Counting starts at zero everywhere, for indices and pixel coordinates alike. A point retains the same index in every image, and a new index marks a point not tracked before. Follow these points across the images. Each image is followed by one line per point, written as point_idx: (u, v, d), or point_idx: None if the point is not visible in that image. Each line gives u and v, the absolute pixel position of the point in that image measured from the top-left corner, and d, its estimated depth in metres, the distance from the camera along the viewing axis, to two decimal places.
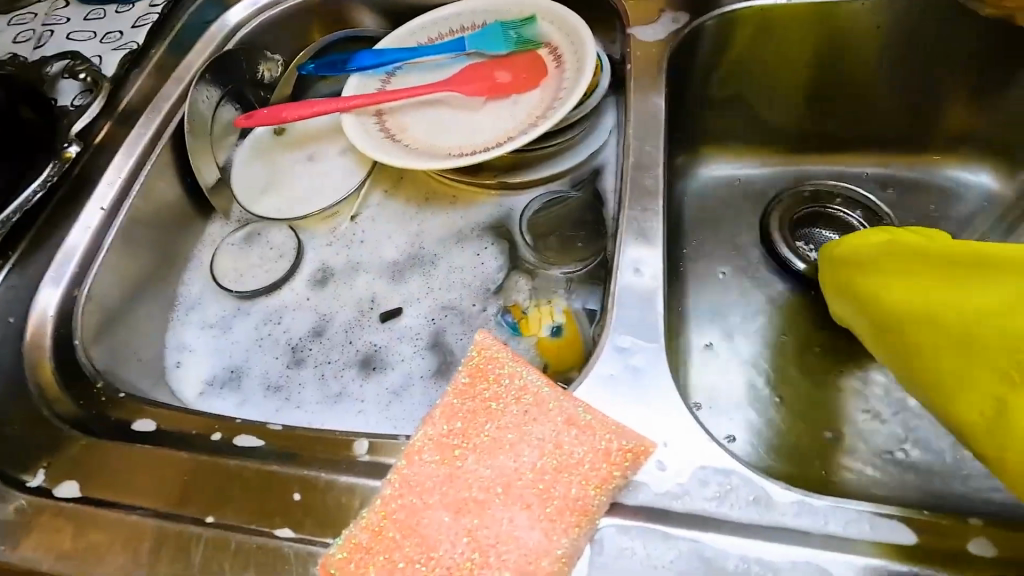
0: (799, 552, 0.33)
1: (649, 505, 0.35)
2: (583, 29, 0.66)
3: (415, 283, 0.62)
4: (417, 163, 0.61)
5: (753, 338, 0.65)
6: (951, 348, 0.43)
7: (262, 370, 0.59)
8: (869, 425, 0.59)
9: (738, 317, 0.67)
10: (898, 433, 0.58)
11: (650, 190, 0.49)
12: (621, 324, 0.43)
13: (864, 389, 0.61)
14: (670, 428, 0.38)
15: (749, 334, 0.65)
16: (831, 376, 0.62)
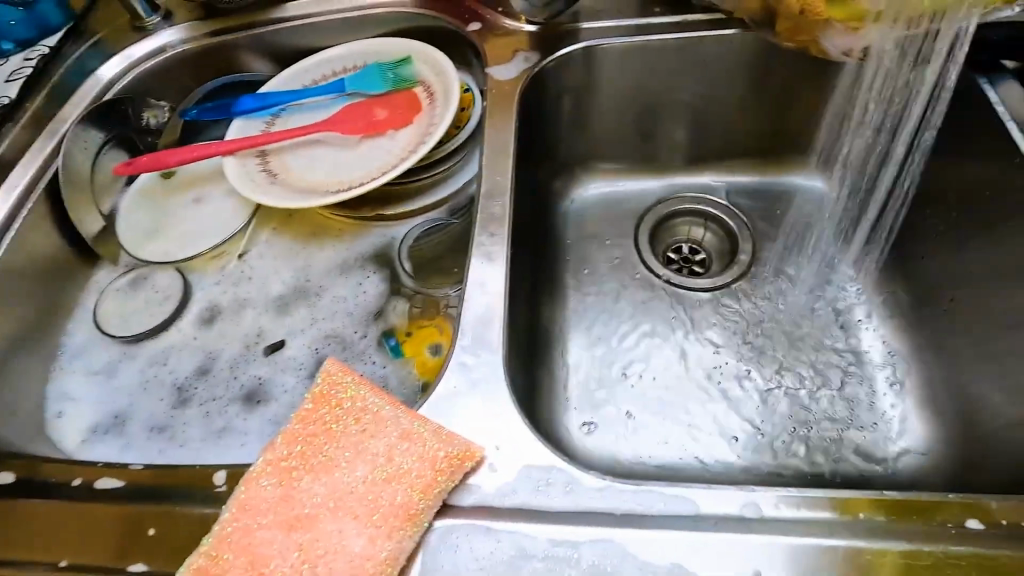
0: (602, 532, 0.37)
1: (478, 504, 0.39)
2: (451, 69, 0.72)
3: (300, 314, 0.64)
4: (293, 203, 0.65)
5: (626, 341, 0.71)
6: None
7: (146, 412, 0.60)
8: (725, 414, 0.66)
9: (612, 323, 0.73)
10: (752, 421, 0.66)
11: (497, 217, 0.54)
12: (466, 342, 0.47)
13: (720, 381, 0.68)
14: (502, 432, 0.42)
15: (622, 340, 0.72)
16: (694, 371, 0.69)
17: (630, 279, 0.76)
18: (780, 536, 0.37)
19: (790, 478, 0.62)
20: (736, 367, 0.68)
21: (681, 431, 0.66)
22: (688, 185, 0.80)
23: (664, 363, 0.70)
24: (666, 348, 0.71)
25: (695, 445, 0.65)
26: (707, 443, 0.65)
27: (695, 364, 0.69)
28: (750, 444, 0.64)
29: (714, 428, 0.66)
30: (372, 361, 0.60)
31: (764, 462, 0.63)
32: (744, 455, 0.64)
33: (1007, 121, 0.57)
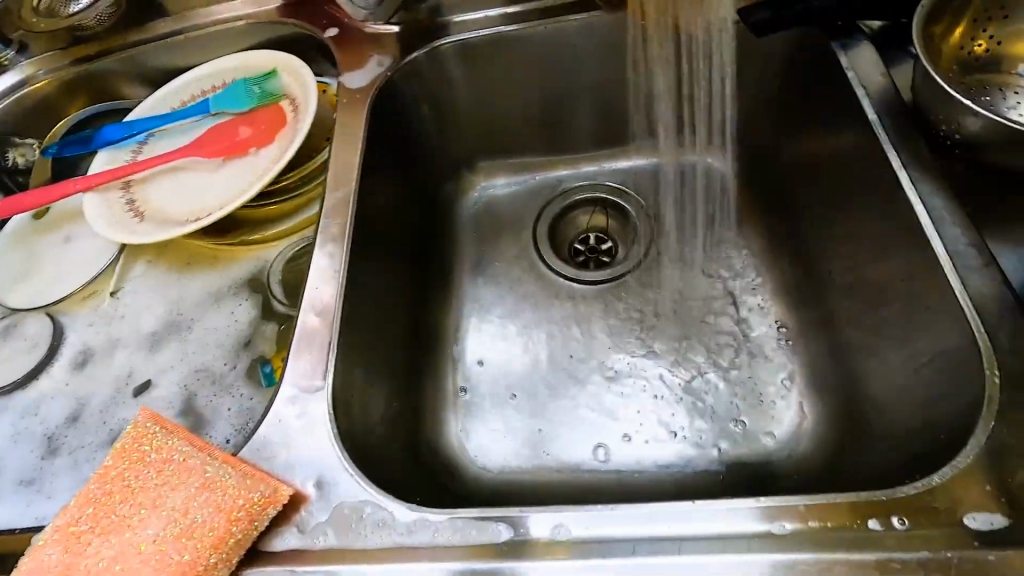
0: (409, 567, 0.37)
1: (289, 549, 0.38)
2: (311, 78, 0.69)
3: (171, 350, 0.63)
4: (151, 237, 0.63)
5: (515, 344, 0.69)
6: None
7: (14, 466, 0.59)
8: (616, 411, 0.64)
9: (505, 325, 0.71)
10: (644, 414, 0.64)
11: (337, 237, 0.52)
12: (292, 375, 0.45)
13: (612, 376, 0.66)
14: (320, 470, 0.41)
15: (516, 343, 0.69)
16: (585, 369, 0.67)
17: (524, 278, 0.73)
18: (582, 552, 0.37)
19: (679, 472, 0.61)
20: (628, 360, 0.67)
21: (572, 431, 0.64)
22: (578, 175, 0.77)
23: (556, 363, 0.68)
24: (558, 346, 0.69)
25: (584, 445, 0.63)
26: (599, 444, 0.63)
27: (586, 361, 0.67)
28: (639, 440, 0.63)
29: (605, 428, 0.64)
30: (240, 393, 0.59)
31: (653, 457, 0.62)
32: (634, 452, 0.62)
33: (857, 88, 0.54)
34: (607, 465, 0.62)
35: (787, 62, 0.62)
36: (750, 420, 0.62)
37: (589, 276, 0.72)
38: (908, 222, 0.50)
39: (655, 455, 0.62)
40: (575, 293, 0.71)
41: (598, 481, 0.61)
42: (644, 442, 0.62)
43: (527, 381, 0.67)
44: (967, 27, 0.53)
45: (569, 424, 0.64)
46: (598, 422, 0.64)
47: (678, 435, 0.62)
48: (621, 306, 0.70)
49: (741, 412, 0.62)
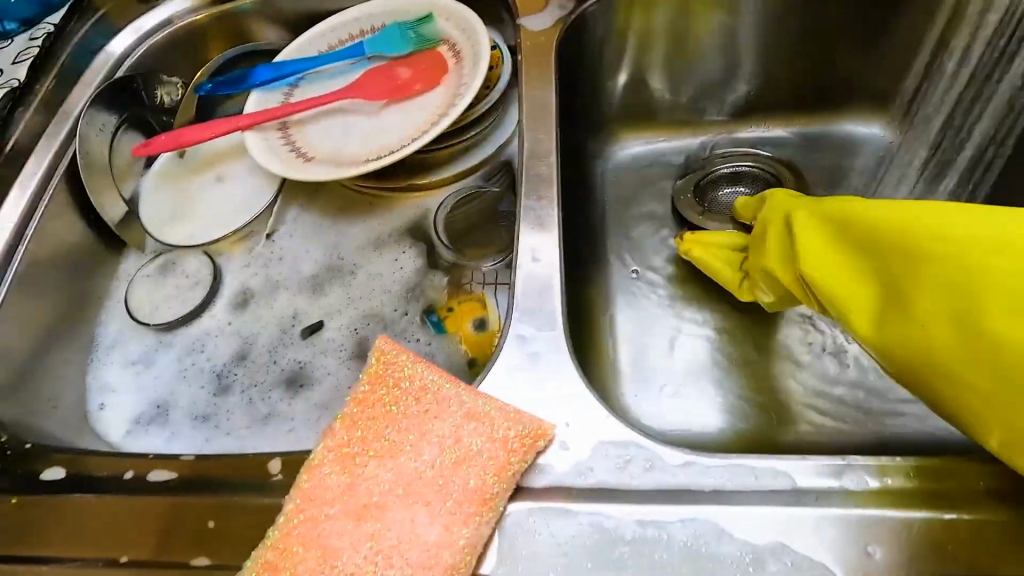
0: (692, 509, 0.35)
1: (555, 485, 0.37)
2: (478, 24, 0.66)
3: (334, 294, 0.62)
4: (322, 178, 0.61)
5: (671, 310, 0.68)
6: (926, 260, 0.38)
7: (187, 400, 0.58)
8: (782, 383, 0.63)
9: (660, 288, 0.69)
10: (812, 389, 0.63)
11: (546, 180, 0.50)
12: (523, 315, 0.44)
13: (775, 350, 0.65)
14: (571, 408, 0.40)
15: (672, 307, 0.68)
16: (746, 337, 0.66)
17: (677, 243, 0.71)
18: (877, 506, 0.35)
19: (854, 442, 0.60)
20: (792, 330, 0.66)
21: (740, 400, 0.62)
22: (734, 140, 0.75)
23: (717, 329, 0.66)
24: (717, 313, 0.67)
25: (752, 413, 0.62)
26: (770, 414, 0.61)
27: (748, 331, 0.66)
28: (810, 410, 0.61)
29: (776, 398, 0.62)
30: (416, 339, 0.58)
31: (826, 429, 0.60)
32: (806, 423, 0.61)
33: None
34: (774, 434, 0.61)
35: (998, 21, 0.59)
36: None
37: None
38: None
39: (828, 429, 0.61)
40: None
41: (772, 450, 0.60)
42: (815, 415, 0.61)
43: (686, 346, 0.66)
44: None
45: (735, 392, 0.63)
46: (764, 391, 0.63)
47: (844, 409, 0.61)
48: None
49: None
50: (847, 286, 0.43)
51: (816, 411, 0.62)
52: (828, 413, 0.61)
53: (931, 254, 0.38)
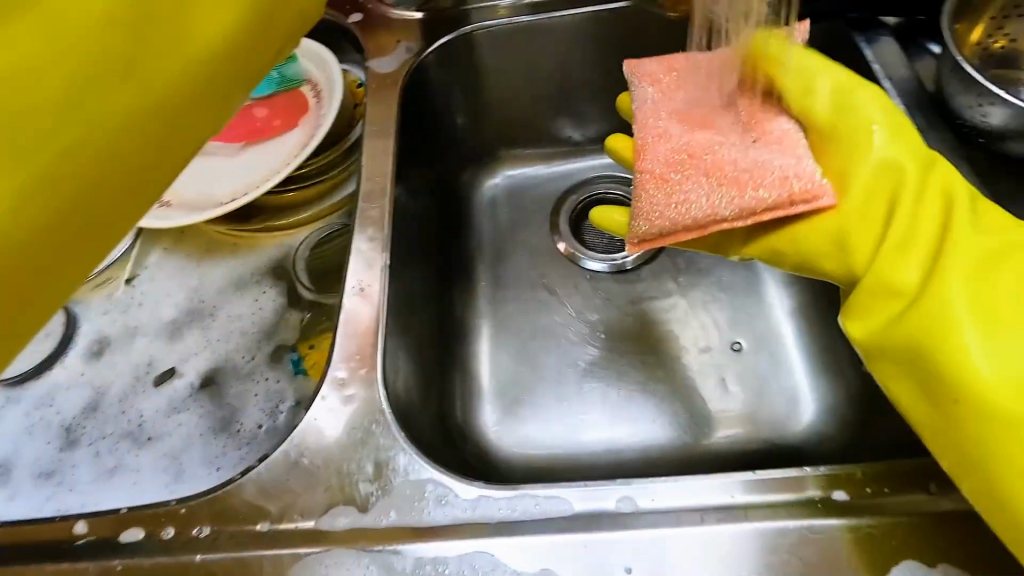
0: (476, 544, 0.37)
1: (354, 527, 0.39)
2: (337, 65, 0.68)
3: (193, 337, 0.61)
4: (179, 220, 0.61)
5: (539, 331, 0.70)
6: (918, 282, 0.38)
7: (31, 457, 0.57)
8: (643, 396, 0.65)
9: (530, 313, 0.71)
10: (672, 399, 0.64)
11: (378, 220, 0.52)
12: (343, 355, 0.45)
13: (637, 364, 0.67)
14: (377, 443, 0.42)
15: (539, 330, 0.70)
16: (616, 357, 0.67)
17: (545, 267, 0.74)
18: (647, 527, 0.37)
19: (709, 450, 0.62)
20: (652, 340, 0.68)
21: (599, 415, 0.64)
22: (599, 166, 0.78)
23: (581, 348, 0.68)
24: (581, 331, 0.69)
25: (614, 428, 0.63)
26: (629, 427, 0.63)
27: (611, 347, 0.68)
28: (667, 421, 0.63)
29: (634, 413, 0.64)
30: (266, 379, 0.58)
31: (683, 440, 0.62)
32: (662, 433, 0.63)
33: (883, 81, 0.54)
34: (634, 443, 0.62)
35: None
36: (772, 398, 0.64)
37: (609, 263, 0.73)
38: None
39: (686, 438, 0.62)
40: (597, 282, 0.72)
41: (631, 462, 0.61)
42: (672, 425, 0.63)
43: (552, 363, 0.68)
44: (982, 24, 0.51)
45: (596, 407, 0.65)
46: (626, 404, 0.64)
47: (704, 415, 0.64)
48: (644, 294, 0.71)
49: (765, 393, 0.64)
50: (845, 132, 0.42)
51: (675, 420, 0.63)
52: (679, 419, 0.63)
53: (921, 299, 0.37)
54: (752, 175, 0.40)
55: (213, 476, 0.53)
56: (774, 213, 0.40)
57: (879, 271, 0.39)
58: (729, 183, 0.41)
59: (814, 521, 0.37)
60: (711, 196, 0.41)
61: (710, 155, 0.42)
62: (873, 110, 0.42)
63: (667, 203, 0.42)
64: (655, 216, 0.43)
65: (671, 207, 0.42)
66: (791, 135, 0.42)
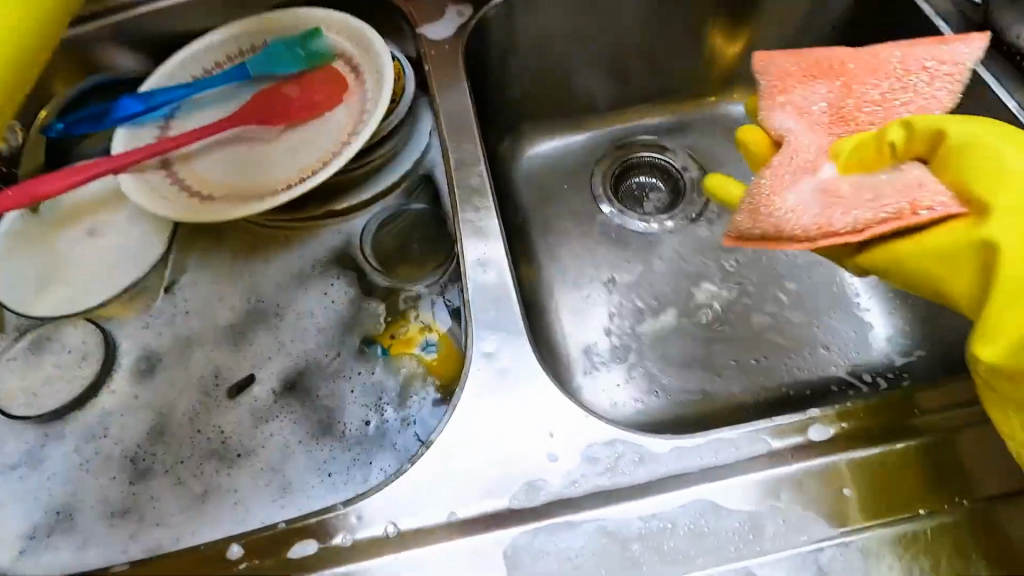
0: (686, 495, 0.36)
1: (554, 499, 0.37)
2: (374, 35, 0.62)
3: (261, 341, 0.56)
4: (231, 215, 0.55)
5: (612, 294, 0.69)
6: None
7: (96, 497, 0.49)
8: (727, 344, 0.66)
9: (599, 278, 0.70)
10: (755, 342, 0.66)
11: (479, 189, 0.49)
12: (486, 330, 0.43)
13: (714, 314, 0.68)
14: (550, 411, 0.39)
15: (611, 293, 0.69)
16: (665, 334, 0.67)
17: (601, 233, 0.73)
18: (846, 453, 0.37)
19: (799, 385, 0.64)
20: (699, 304, 0.68)
21: (689, 367, 0.65)
22: (636, 129, 0.77)
23: (657, 306, 0.68)
24: (653, 290, 0.69)
25: (705, 378, 0.65)
26: (718, 376, 0.64)
27: (686, 302, 0.69)
28: (755, 365, 0.65)
29: (722, 361, 0.65)
30: (359, 373, 0.54)
31: (774, 381, 0.64)
32: (754, 377, 0.64)
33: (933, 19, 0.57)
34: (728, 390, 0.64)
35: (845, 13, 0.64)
36: (851, 331, 0.66)
37: (661, 224, 0.73)
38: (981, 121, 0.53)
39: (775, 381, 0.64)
40: (653, 243, 0.72)
41: (729, 408, 0.63)
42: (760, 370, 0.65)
43: (632, 324, 0.68)
44: None
45: (683, 361, 0.66)
46: (711, 353, 0.66)
47: (787, 355, 0.65)
48: (705, 249, 0.71)
49: (842, 326, 0.66)
50: (995, 166, 0.36)
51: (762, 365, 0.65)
52: (765, 362, 0.65)
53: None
54: (881, 184, 0.37)
55: (327, 483, 0.49)
56: (894, 224, 0.36)
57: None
58: (880, 188, 0.37)
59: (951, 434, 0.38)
60: (839, 185, 0.38)
61: (852, 156, 0.39)
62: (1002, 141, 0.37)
63: (818, 206, 0.37)
64: (769, 212, 0.38)
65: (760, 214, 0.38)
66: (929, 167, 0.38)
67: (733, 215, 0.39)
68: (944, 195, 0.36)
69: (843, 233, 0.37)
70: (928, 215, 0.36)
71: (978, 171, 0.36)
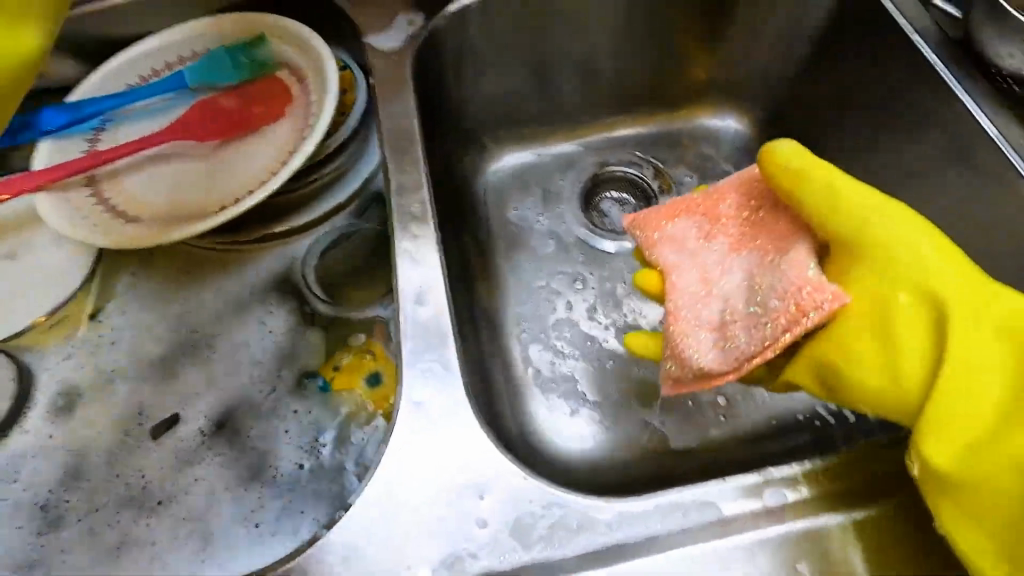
0: (626, 565, 0.34)
1: (483, 573, 0.33)
2: (320, 43, 0.57)
3: (191, 375, 0.52)
4: (158, 241, 0.51)
5: (574, 314, 0.62)
6: (966, 389, 0.33)
7: (1, 549, 0.45)
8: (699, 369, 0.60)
9: (562, 296, 0.64)
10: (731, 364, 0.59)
11: (420, 217, 0.45)
12: (416, 377, 0.39)
13: None
14: (484, 470, 0.36)
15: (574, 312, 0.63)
16: (598, 378, 0.59)
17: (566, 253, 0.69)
18: (799, 523, 0.35)
19: (786, 414, 0.57)
20: (642, 339, 0.61)
21: (660, 394, 0.58)
22: (605, 140, 0.72)
23: (625, 327, 0.62)
24: (621, 308, 0.62)
25: (676, 408, 0.58)
26: (691, 406, 0.58)
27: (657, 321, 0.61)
28: (734, 392, 0.58)
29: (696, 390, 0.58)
30: (295, 412, 0.50)
31: (756, 408, 0.57)
32: (732, 405, 0.58)
33: (909, 35, 0.53)
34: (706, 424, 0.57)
35: (828, 15, 0.58)
36: None
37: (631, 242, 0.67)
38: (958, 144, 0.50)
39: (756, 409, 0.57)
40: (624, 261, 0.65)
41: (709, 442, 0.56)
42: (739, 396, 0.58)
43: (594, 347, 0.61)
44: None
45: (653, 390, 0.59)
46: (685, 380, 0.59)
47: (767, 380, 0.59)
48: None
49: None
50: (890, 249, 0.37)
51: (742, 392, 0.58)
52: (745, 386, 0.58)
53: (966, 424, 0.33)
54: (764, 291, 0.38)
55: (255, 536, 0.45)
56: (792, 329, 0.36)
57: (955, 400, 0.33)
58: (760, 302, 0.38)
59: (909, 496, 0.36)
60: (717, 315, 0.40)
61: (719, 295, 0.40)
62: (917, 234, 0.38)
63: (711, 346, 0.39)
64: (685, 357, 0.39)
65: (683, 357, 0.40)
66: (793, 251, 0.39)
67: (663, 364, 0.41)
68: (828, 290, 0.36)
69: (744, 363, 0.38)
70: (816, 316, 0.36)
71: (870, 257, 0.37)
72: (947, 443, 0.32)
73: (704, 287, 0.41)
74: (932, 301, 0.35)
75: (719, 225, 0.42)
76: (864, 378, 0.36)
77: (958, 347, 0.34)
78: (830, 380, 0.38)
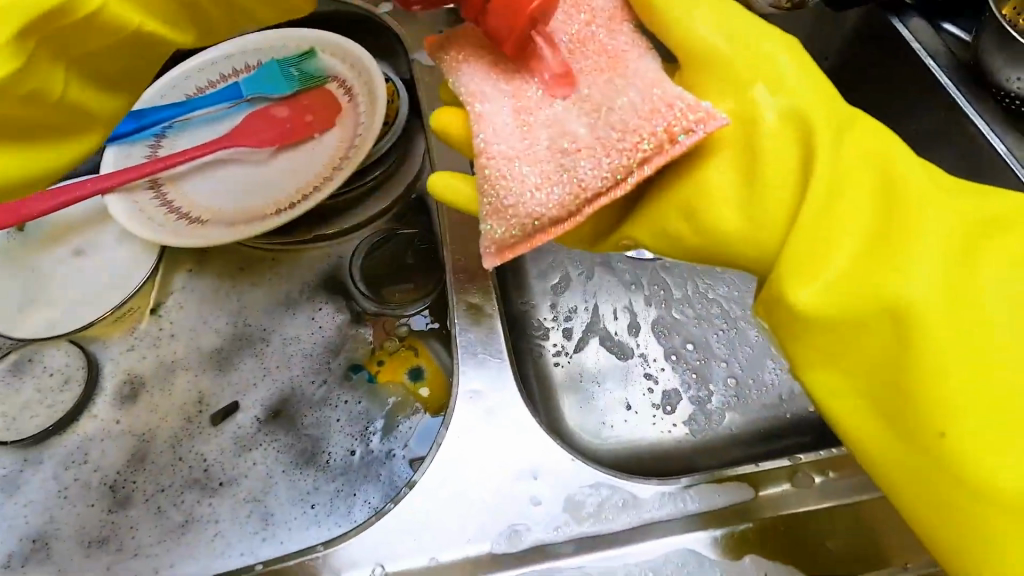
0: (670, 542, 0.37)
1: (538, 545, 0.37)
2: (368, 58, 0.61)
3: (246, 366, 0.55)
4: (219, 240, 0.55)
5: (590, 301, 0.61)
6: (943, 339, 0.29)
7: (74, 525, 0.49)
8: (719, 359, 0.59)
9: (579, 284, 0.62)
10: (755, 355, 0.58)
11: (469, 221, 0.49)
12: (471, 368, 0.42)
13: (706, 324, 0.60)
14: (536, 453, 0.39)
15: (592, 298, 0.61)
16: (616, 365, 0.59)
17: None
18: (827, 505, 0.38)
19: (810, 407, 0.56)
20: (662, 325, 0.60)
21: (681, 384, 0.58)
22: None
23: (645, 315, 0.61)
24: (641, 295, 0.61)
25: (695, 399, 0.57)
26: (711, 398, 0.57)
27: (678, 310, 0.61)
28: (756, 383, 0.58)
29: (715, 381, 0.58)
30: (345, 402, 0.53)
31: (780, 400, 0.57)
32: (756, 398, 0.57)
33: (922, 58, 0.55)
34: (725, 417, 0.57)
35: (846, 36, 0.60)
36: None
37: None
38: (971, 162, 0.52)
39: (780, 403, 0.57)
40: None
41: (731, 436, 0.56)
42: (761, 388, 0.57)
43: (613, 335, 0.60)
44: None
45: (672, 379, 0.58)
46: (704, 370, 0.58)
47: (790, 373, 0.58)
48: None
49: None
50: (739, 57, 0.33)
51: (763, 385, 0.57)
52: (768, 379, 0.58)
53: (941, 373, 0.29)
54: (604, 116, 0.32)
55: (311, 516, 0.48)
56: (657, 160, 0.31)
57: (814, 239, 0.31)
58: (598, 125, 0.32)
59: None
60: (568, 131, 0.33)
61: (542, 96, 0.34)
62: (863, 119, 0.33)
63: (550, 183, 0.32)
64: (508, 211, 0.32)
65: (528, 184, 0.32)
66: (626, 54, 0.35)
67: (482, 227, 0.33)
68: (703, 110, 0.31)
69: (598, 193, 0.32)
70: (687, 143, 0.31)
71: (724, 75, 0.33)
72: (812, 279, 0.30)
73: (528, 124, 0.34)
74: (883, 187, 0.31)
75: (540, 43, 0.35)
76: (846, 320, 0.30)
77: (953, 294, 0.29)
78: (685, 236, 0.34)
